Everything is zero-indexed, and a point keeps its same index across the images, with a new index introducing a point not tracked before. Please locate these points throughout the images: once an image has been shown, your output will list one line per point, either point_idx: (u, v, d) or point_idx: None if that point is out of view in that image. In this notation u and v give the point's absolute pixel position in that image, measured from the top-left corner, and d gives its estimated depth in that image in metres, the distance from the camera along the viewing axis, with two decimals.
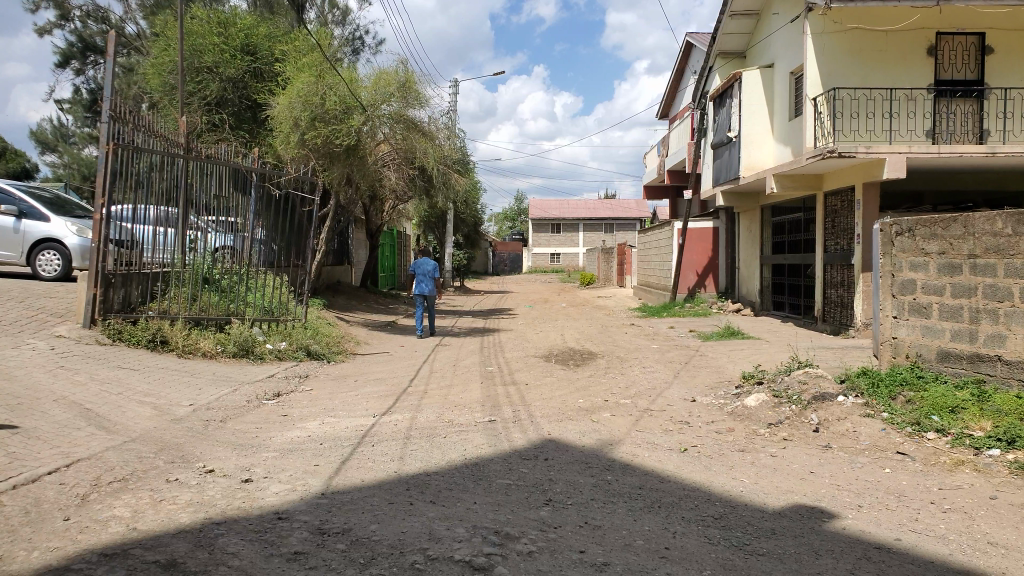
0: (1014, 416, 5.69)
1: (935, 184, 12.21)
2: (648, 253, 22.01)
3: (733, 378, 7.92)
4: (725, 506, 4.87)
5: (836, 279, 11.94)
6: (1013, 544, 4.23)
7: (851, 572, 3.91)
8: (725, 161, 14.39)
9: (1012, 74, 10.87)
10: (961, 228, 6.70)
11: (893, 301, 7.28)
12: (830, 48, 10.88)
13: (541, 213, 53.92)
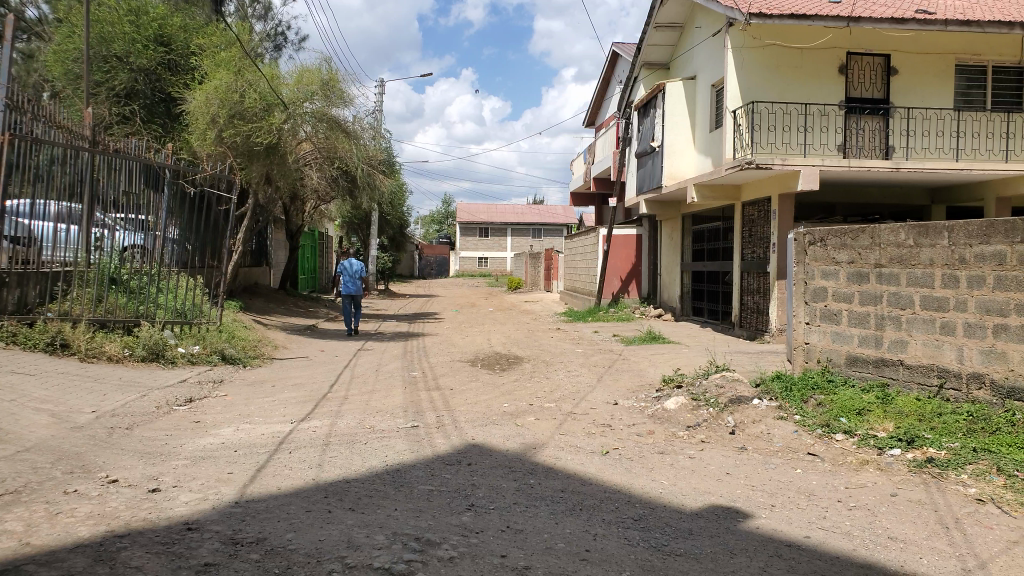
0: (914, 418, 6.02)
1: (847, 196, 12.78)
2: (575, 258, 22.32)
3: (653, 382, 8.08)
4: (646, 508, 4.95)
5: (753, 286, 12.35)
6: (911, 539, 4.45)
7: (764, 569, 4.04)
8: (648, 170, 14.75)
9: (913, 95, 11.58)
10: (869, 239, 7.07)
11: (807, 307, 7.66)
12: (750, 62, 11.24)
13: (471, 217, 53.88)
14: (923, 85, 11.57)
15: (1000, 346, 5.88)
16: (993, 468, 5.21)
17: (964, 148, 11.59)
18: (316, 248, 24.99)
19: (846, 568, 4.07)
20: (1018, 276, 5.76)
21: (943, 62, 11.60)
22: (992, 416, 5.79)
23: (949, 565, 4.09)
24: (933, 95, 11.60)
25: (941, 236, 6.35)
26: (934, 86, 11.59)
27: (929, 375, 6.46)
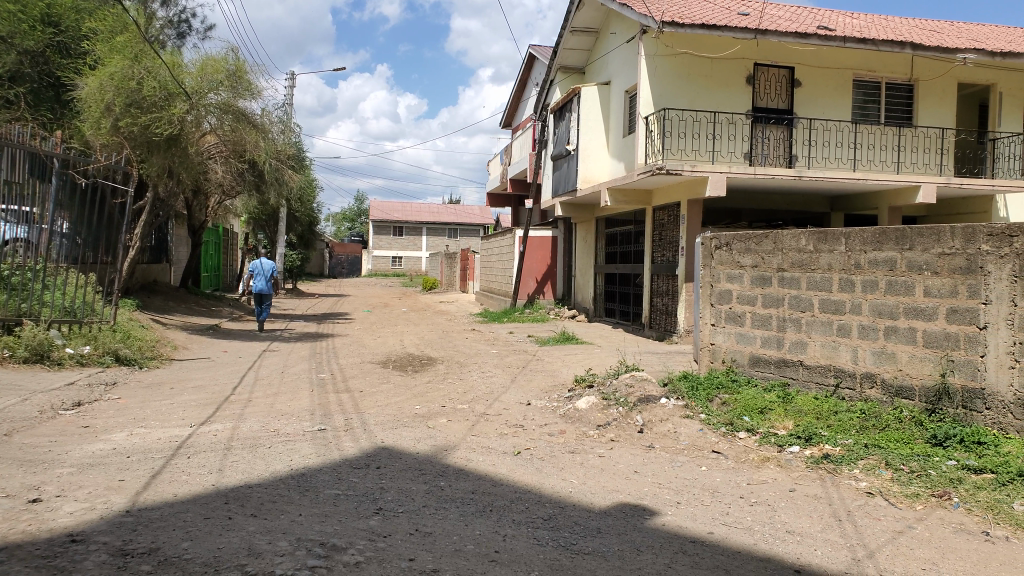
0: (811, 416, 6.33)
1: (754, 203, 13.20)
2: (491, 259, 22.37)
3: (566, 382, 8.18)
4: (556, 508, 4.99)
5: (662, 288, 12.64)
6: (807, 532, 4.65)
7: (668, 565, 4.13)
8: (564, 172, 14.92)
9: (815, 106, 12.14)
10: (771, 244, 7.47)
11: (712, 309, 8.07)
12: (662, 70, 11.54)
13: (383, 215, 52.94)
14: (824, 98, 12.15)
15: (891, 347, 6.35)
16: (882, 463, 5.53)
17: (860, 159, 12.26)
18: (221, 244, 23.98)
19: (746, 561, 4.21)
20: (907, 280, 6.24)
21: (842, 77, 12.20)
22: (882, 414, 6.20)
23: (841, 556, 4.30)
24: (832, 107, 12.19)
25: (839, 242, 6.81)
26: (834, 99, 12.18)
27: (827, 375, 6.88)
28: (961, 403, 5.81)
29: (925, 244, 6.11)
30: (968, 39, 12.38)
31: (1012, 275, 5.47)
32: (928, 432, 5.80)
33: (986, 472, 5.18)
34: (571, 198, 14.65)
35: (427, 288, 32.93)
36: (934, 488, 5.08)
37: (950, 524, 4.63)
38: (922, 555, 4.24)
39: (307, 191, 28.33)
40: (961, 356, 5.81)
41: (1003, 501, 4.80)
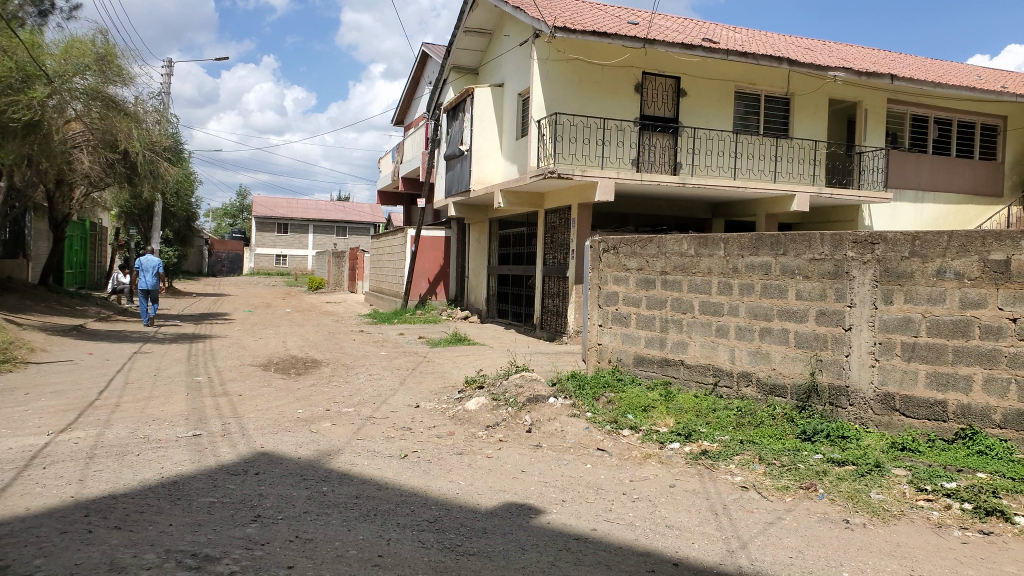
0: (691, 414, 6.60)
1: (641, 208, 13.65)
2: (382, 258, 22.08)
3: (455, 383, 8.22)
4: (441, 510, 4.98)
5: (554, 290, 12.83)
6: (684, 525, 4.84)
7: (552, 564, 4.19)
8: (458, 172, 14.86)
9: (699, 116, 12.63)
10: (656, 247, 7.74)
11: (600, 310, 8.29)
12: (554, 74, 11.68)
13: (267, 212, 50.87)
14: (707, 109, 12.66)
15: (765, 347, 6.72)
16: (755, 458, 5.81)
17: (740, 167, 12.86)
18: (87, 240, 22.48)
19: (627, 557, 4.33)
20: (780, 284, 6.62)
21: (724, 88, 12.74)
22: (757, 411, 6.56)
23: (716, 548, 4.49)
24: (715, 117, 12.72)
25: (718, 247, 7.13)
26: (716, 110, 12.72)
27: (706, 374, 7.20)
28: (828, 399, 6.25)
29: (798, 250, 6.49)
30: (838, 58, 13.21)
31: (873, 279, 5.97)
32: (798, 428, 6.16)
33: (848, 464, 5.55)
34: (464, 198, 14.62)
35: (312, 288, 31.88)
36: (802, 481, 5.39)
37: (816, 513, 4.93)
38: (788, 544, 4.49)
39: (184, 185, 26.84)
40: (828, 356, 6.25)
41: (862, 491, 5.16)
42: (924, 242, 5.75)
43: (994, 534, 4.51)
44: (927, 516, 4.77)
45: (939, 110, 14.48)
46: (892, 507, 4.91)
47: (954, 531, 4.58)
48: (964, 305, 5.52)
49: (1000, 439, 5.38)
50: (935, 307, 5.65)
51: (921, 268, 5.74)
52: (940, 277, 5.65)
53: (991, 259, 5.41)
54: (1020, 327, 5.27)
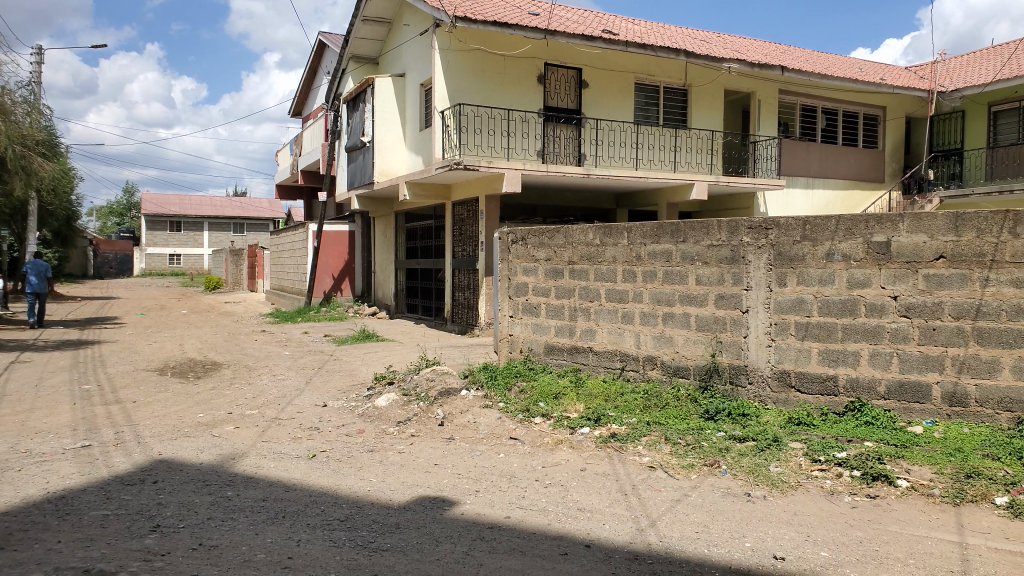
0: (600, 399, 6.77)
1: (548, 200, 13.79)
2: (283, 256, 21.51)
3: (364, 380, 8.16)
4: (352, 508, 4.92)
5: (463, 283, 12.87)
6: (595, 507, 4.97)
7: (466, 553, 4.23)
8: (360, 165, 14.57)
9: (601, 108, 12.87)
10: (563, 238, 7.84)
11: (510, 301, 8.36)
12: (456, 65, 11.56)
13: (157, 210, 48.33)
14: (608, 101, 12.91)
15: (668, 331, 6.94)
16: (661, 438, 6.01)
17: (641, 158, 13.27)
18: None
19: (541, 542, 4.42)
20: (681, 271, 6.83)
21: (624, 80, 13.04)
22: (662, 393, 6.79)
23: (626, 528, 4.63)
24: (616, 108, 13.02)
25: (622, 236, 7.28)
26: (616, 101, 13.00)
27: (613, 359, 7.39)
28: (728, 379, 6.54)
29: (697, 237, 6.71)
30: (731, 50, 13.71)
31: (768, 263, 6.27)
32: (701, 408, 6.41)
33: (748, 440, 5.83)
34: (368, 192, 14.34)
35: (208, 288, 30.59)
36: (706, 458, 5.62)
37: (719, 488, 5.16)
38: (694, 520, 4.68)
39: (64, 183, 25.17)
40: (727, 338, 6.52)
41: (761, 464, 5.42)
42: (813, 226, 6.08)
43: (879, 497, 4.85)
44: (821, 485, 5.07)
45: (827, 101, 15.26)
46: (789, 479, 5.19)
47: (845, 497, 4.89)
48: (851, 285, 5.92)
49: (884, 409, 5.84)
50: (825, 288, 6.03)
51: (812, 251, 6.08)
52: (829, 259, 6.02)
53: (873, 241, 5.82)
54: (900, 304, 5.72)
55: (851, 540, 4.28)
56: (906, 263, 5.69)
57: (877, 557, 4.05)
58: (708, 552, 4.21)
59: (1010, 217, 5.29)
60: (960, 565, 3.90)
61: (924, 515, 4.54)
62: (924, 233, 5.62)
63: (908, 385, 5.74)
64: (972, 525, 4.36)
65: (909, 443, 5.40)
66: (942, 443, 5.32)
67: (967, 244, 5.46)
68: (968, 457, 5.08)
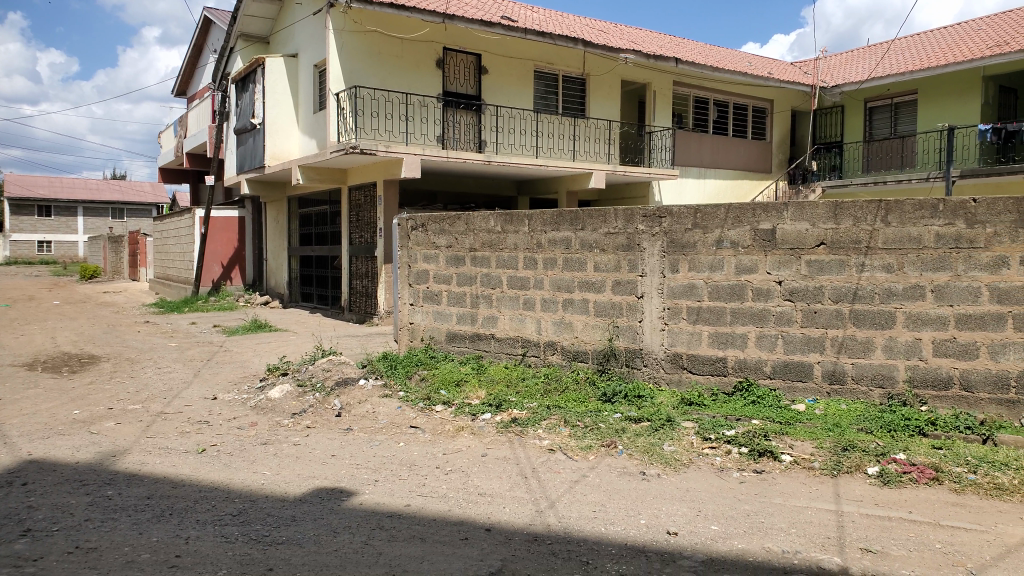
0: (501, 385, 6.85)
1: (448, 186, 13.72)
2: (167, 243, 20.49)
3: (257, 371, 7.95)
4: (246, 502, 4.79)
5: (361, 270, 12.65)
6: (496, 491, 5.03)
7: (365, 543, 4.19)
8: (250, 147, 14.04)
9: (500, 94, 12.91)
10: (463, 225, 7.80)
11: (410, 289, 8.28)
12: (351, 46, 11.26)
13: (24, 192, 44.56)
14: (507, 87, 12.95)
15: (568, 317, 7.07)
16: (561, 421, 6.14)
17: (541, 146, 13.39)
18: None
19: (441, 528, 4.43)
20: (580, 258, 6.96)
21: (523, 67, 13.12)
22: (562, 377, 6.94)
23: (526, 510, 4.71)
24: (515, 95, 13.08)
25: (523, 223, 7.33)
26: (514, 88, 13.06)
27: (515, 345, 7.47)
28: (624, 362, 6.74)
29: (595, 225, 6.83)
30: (628, 41, 14.02)
31: (661, 250, 6.48)
32: (599, 390, 6.58)
33: (643, 420, 6.03)
34: (258, 175, 13.84)
35: (84, 277, 28.95)
36: (603, 439, 5.77)
37: (616, 468, 5.32)
38: (592, 499, 4.82)
39: None
40: (624, 323, 6.71)
41: (656, 444, 5.62)
42: (704, 215, 6.31)
43: (765, 471, 5.13)
44: (712, 462, 5.31)
45: (718, 93, 15.85)
46: (682, 457, 5.41)
47: (733, 472, 5.15)
48: (739, 271, 6.19)
49: (769, 388, 6.17)
50: (715, 274, 6.28)
51: (703, 239, 6.32)
52: (719, 247, 6.27)
53: (760, 229, 6.11)
54: (784, 289, 6.05)
55: (739, 513, 4.52)
56: (789, 250, 6.01)
57: (762, 528, 4.29)
58: (605, 530, 4.35)
59: (883, 207, 5.69)
60: (836, 531, 4.18)
61: (804, 486, 4.84)
62: (805, 222, 5.94)
63: (792, 365, 6.09)
64: (848, 494, 4.69)
65: (792, 420, 5.74)
66: (822, 419, 5.69)
67: (845, 232, 5.82)
68: (845, 431, 5.46)
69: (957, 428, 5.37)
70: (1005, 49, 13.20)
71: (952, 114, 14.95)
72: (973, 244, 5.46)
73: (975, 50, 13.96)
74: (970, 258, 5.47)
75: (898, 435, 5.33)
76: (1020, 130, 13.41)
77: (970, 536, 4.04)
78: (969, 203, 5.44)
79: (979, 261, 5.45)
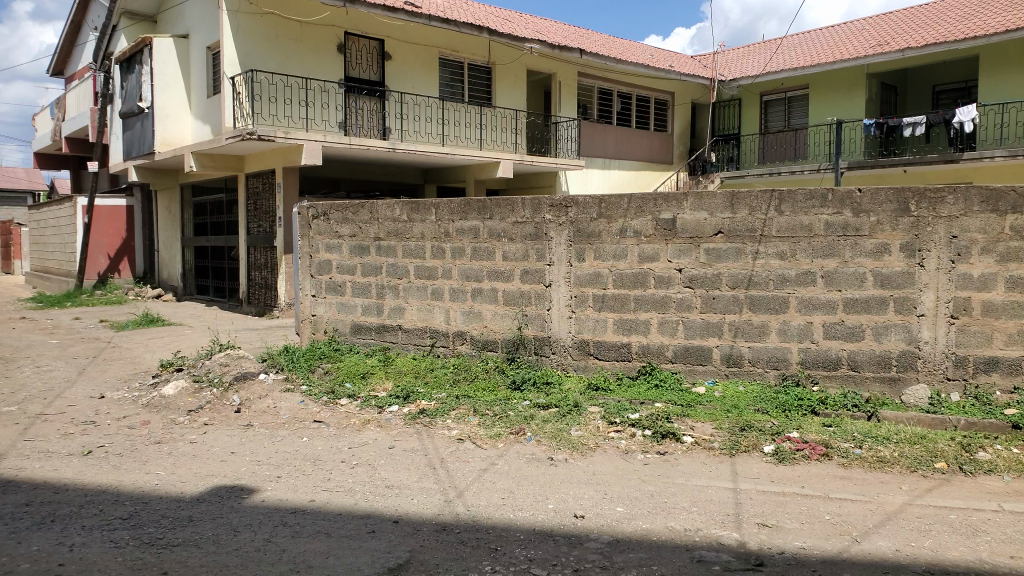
0: (409, 377, 6.81)
1: (349, 173, 13.48)
2: (46, 233, 19.18)
3: (149, 368, 7.60)
4: (138, 504, 4.57)
5: (259, 261, 12.30)
6: (404, 483, 4.98)
7: (268, 541, 4.08)
8: (137, 132, 13.34)
9: (405, 81, 12.74)
10: (368, 214, 7.66)
11: (312, 280, 8.09)
12: (246, 28, 10.85)
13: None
14: (412, 74, 12.81)
15: (477, 307, 7.08)
16: (470, 410, 6.15)
17: (447, 134, 13.33)
18: None
19: (346, 522, 4.36)
20: (488, 247, 6.96)
21: (428, 54, 13.00)
22: (472, 366, 6.96)
23: (434, 500, 4.69)
24: (420, 82, 12.96)
25: (429, 212, 7.26)
26: (419, 75, 12.92)
27: (423, 336, 7.43)
28: (533, 350, 6.81)
29: (503, 214, 6.85)
30: (533, 31, 14.12)
31: (568, 239, 6.57)
32: (508, 378, 6.63)
33: (551, 407, 6.11)
34: (148, 162, 13.20)
35: None
36: (512, 426, 5.81)
37: (524, 455, 5.37)
38: (501, 487, 4.86)
39: None
40: (532, 311, 6.78)
41: (563, 429, 5.71)
42: (608, 204, 6.43)
43: (668, 453, 5.29)
44: (617, 445, 5.44)
45: (622, 85, 16.21)
46: (588, 441, 5.52)
47: (637, 454, 5.29)
48: (642, 259, 6.35)
49: (671, 371, 6.37)
50: (619, 262, 6.42)
51: (607, 228, 6.45)
52: (623, 235, 6.41)
53: (661, 218, 6.27)
54: (685, 276, 6.24)
55: (643, 494, 4.65)
56: (689, 238, 6.20)
57: (665, 507, 4.43)
58: (513, 517, 4.39)
59: (775, 197, 5.95)
60: (734, 508, 4.36)
61: (705, 466, 5.03)
62: (704, 211, 6.14)
63: (692, 349, 6.30)
64: (745, 472, 4.90)
65: (693, 402, 5.95)
66: (721, 400, 5.92)
67: (741, 220, 6.06)
68: (742, 412, 5.71)
69: (845, 405, 5.70)
70: (885, 49, 14.07)
71: (841, 109, 15.77)
72: (859, 232, 5.78)
73: (860, 48, 14.78)
74: (856, 245, 5.79)
75: (791, 414, 5.61)
76: (900, 126, 14.28)
77: (855, 507, 4.30)
78: (854, 193, 5.76)
79: (863, 248, 5.78)
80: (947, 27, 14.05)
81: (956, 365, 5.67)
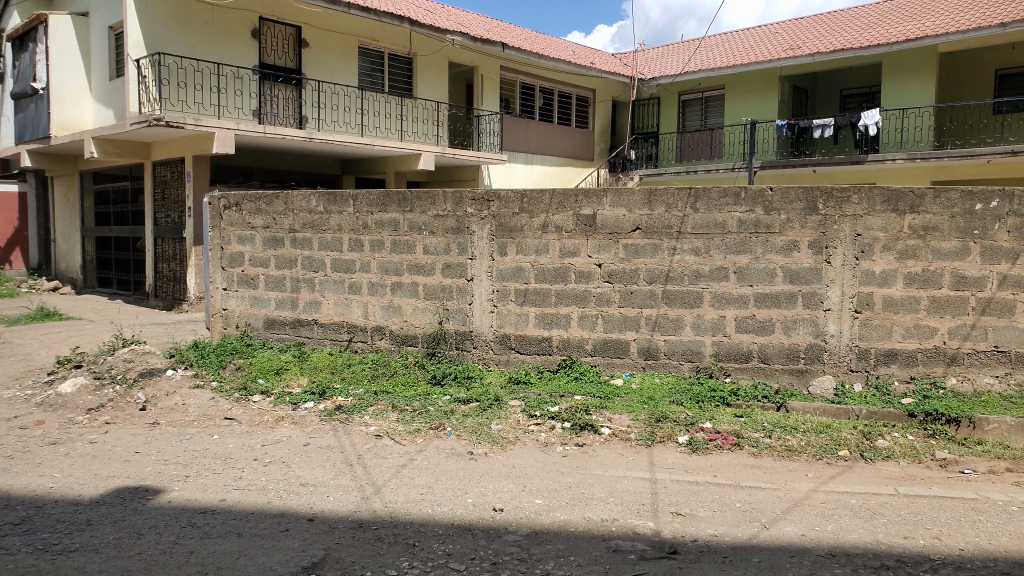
0: (325, 372, 6.70)
1: (266, 162, 13.02)
2: None
3: (44, 365, 7.21)
4: (31, 509, 4.32)
5: (168, 253, 11.84)
6: (318, 480, 4.89)
7: (175, 543, 3.93)
8: (32, 114, 12.59)
9: (324, 69, 12.48)
10: (282, 205, 7.47)
11: (223, 273, 7.86)
12: (152, 9, 10.39)
13: None
14: (331, 62, 12.56)
15: (397, 301, 7.01)
16: (389, 406, 6.09)
17: (367, 124, 13.14)
18: None
19: (259, 521, 4.24)
20: (409, 240, 6.89)
21: (347, 42, 12.77)
22: (390, 362, 6.89)
23: (351, 497, 4.61)
24: (339, 71, 12.72)
25: (347, 204, 7.14)
26: (338, 64, 12.68)
27: (340, 331, 7.31)
28: (454, 344, 6.80)
29: (423, 207, 6.79)
30: (455, 23, 14.05)
31: (490, 234, 6.57)
32: (429, 373, 6.60)
33: (472, 401, 6.12)
34: (44, 146, 12.49)
35: None
36: (431, 422, 5.78)
37: (443, 450, 5.35)
38: (419, 482, 4.83)
39: None
40: (453, 306, 6.76)
41: (484, 423, 5.72)
42: (530, 199, 6.46)
43: (586, 445, 5.37)
44: (536, 438, 5.48)
45: (545, 80, 16.34)
46: (508, 435, 5.54)
47: (556, 447, 5.35)
48: (563, 254, 6.41)
49: (590, 365, 6.47)
50: (541, 257, 6.47)
51: (529, 223, 6.48)
52: (545, 230, 6.45)
53: (582, 214, 6.34)
54: (603, 271, 6.35)
55: (561, 486, 4.71)
56: (608, 234, 6.30)
57: (582, 499, 4.50)
58: (430, 512, 4.36)
59: (692, 195, 6.11)
60: (650, 498, 4.47)
61: (621, 457, 5.14)
62: (623, 208, 6.25)
63: (610, 343, 6.42)
64: (660, 462, 5.03)
65: (610, 395, 6.05)
66: (638, 393, 6.06)
67: (658, 217, 6.19)
68: (657, 404, 5.86)
69: (756, 397, 5.91)
70: (799, 53, 14.64)
71: (756, 110, 16.32)
72: (770, 229, 5.99)
73: (776, 51, 15.31)
74: (768, 242, 6.00)
75: (704, 406, 5.79)
76: (810, 127, 14.94)
77: (763, 494, 4.47)
78: (766, 192, 5.96)
79: (774, 245, 5.99)
80: (856, 34, 14.72)
81: (858, 358, 5.96)
